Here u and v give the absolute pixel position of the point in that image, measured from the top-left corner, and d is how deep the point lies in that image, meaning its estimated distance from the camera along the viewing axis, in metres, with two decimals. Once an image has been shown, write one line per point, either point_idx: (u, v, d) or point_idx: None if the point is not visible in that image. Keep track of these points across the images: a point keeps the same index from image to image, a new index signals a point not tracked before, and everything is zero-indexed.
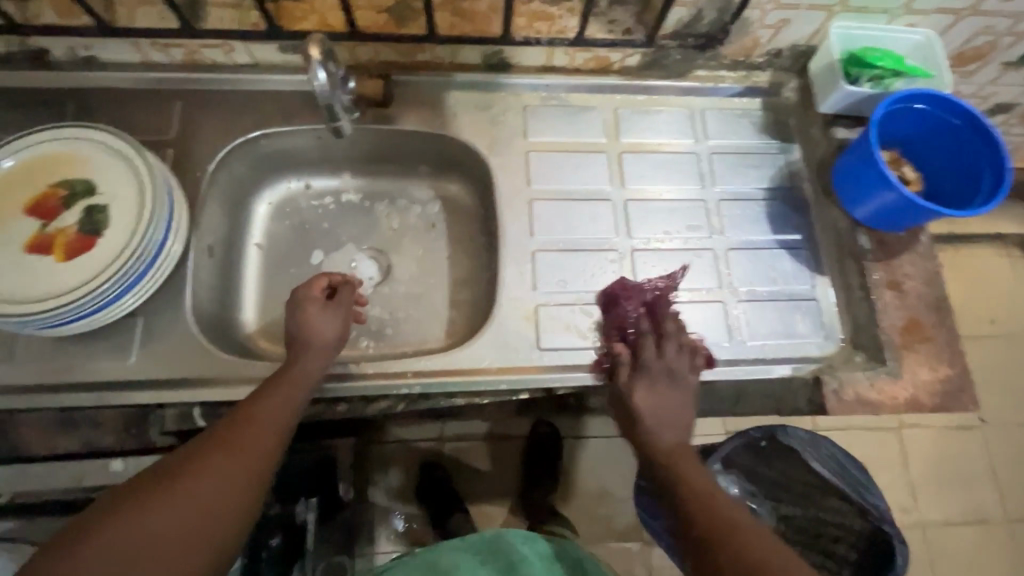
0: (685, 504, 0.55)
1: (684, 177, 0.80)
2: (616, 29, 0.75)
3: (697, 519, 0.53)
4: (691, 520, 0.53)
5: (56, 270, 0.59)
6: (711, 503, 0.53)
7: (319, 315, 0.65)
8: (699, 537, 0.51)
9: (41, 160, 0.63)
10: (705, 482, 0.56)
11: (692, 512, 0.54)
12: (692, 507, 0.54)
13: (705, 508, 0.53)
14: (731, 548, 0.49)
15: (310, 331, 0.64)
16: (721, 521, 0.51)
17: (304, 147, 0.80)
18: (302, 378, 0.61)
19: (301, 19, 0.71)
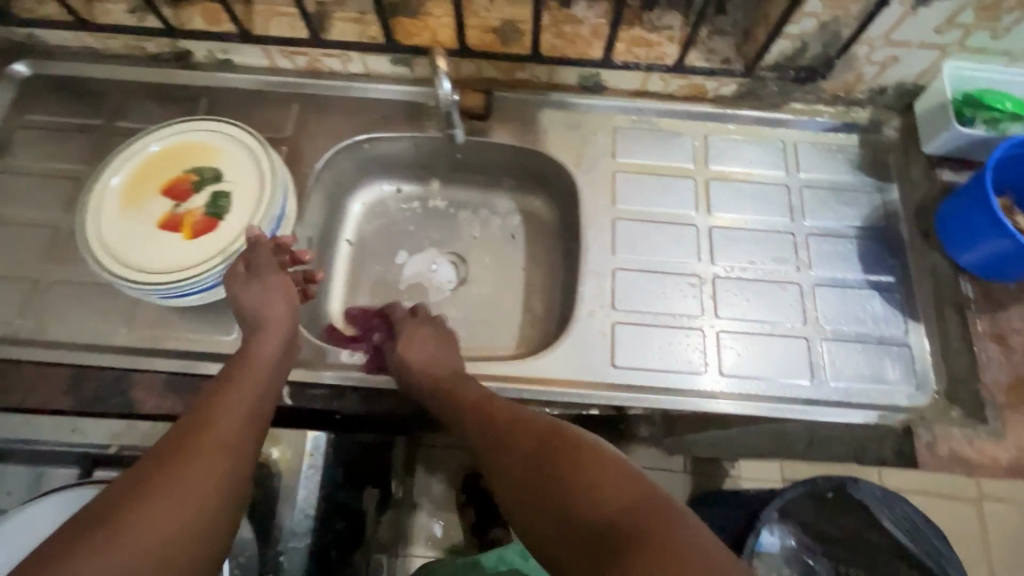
0: (476, 433, 0.58)
1: (773, 208, 0.78)
2: (714, 58, 0.76)
3: (490, 441, 0.57)
4: (486, 443, 0.57)
5: (182, 247, 0.65)
6: (499, 421, 0.58)
7: (256, 289, 0.62)
8: (497, 455, 0.56)
9: (178, 147, 0.70)
10: (477, 397, 0.61)
11: (486, 438, 0.57)
12: (488, 432, 0.58)
13: (497, 424, 0.58)
14: (517, 440, 0.55)
15: (268, 314, 0.61)
16: (506, 429, 0.57)
17: (401, 153, 0.85)
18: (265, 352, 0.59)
19: (415, 34, 0.77)
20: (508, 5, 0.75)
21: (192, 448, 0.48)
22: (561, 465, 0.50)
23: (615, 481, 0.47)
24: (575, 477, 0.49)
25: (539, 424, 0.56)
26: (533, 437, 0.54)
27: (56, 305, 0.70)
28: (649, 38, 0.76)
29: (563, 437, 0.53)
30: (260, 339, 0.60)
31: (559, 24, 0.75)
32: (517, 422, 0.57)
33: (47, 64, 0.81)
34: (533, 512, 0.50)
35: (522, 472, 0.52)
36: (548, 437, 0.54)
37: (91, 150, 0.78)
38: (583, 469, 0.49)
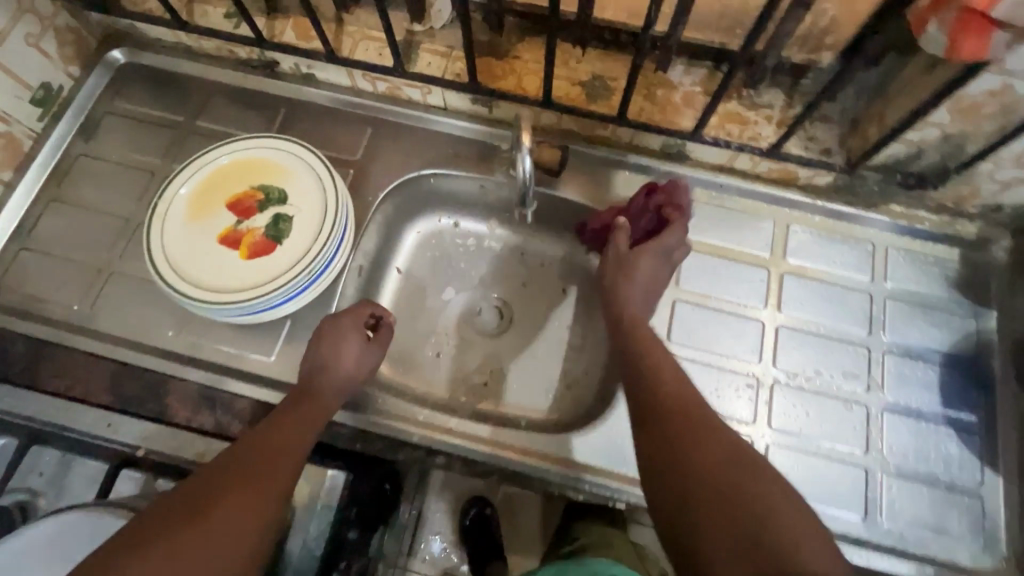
0: (657, 430, 0.55)
1: (850, 316, 0.72)
2: (813, 148, 0.71)
3: (668, 444, 0.53)
4: (660, 450, 0.53)
5: (239, 266, 0.66)
6: (685, 427, 0.53)
7: (356, 351, 0.65)
8: (668, 466, 0.52)
9: (249, 162, 0.70)
10: (662, 397, 0.57)
11: (662, 443, 0.53)
12: (670, 433, 0.54)
13: (682, 429, 0.53)
14: (707, 457, 0.51)
15: (353, 377, 0.65)
16: (690, 437, 0.52)
17: (465, 191, 0.82)
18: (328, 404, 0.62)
19: (500, 77, 0.75)
20: (599, 60, 0.75)
21: (255, 472, 0.53)
22: (751, 494, 0.47)
23: (813, 540, 0.44)
24: (747, 496, 0.47)
25: (734, 449, 0.51)
26: (722, 455, 0.51)
27: (112, 297, 0.72)
28: (744, 115, 0.72)
29: (754, 472, 0.49)
30: (327, 392, 0.63)
31: (651, 88, 0.74)
32: (708, 433, 0.53)
33: (142, 54, 0.83)
34: (709, 540, 0.46)
35: (703, 489, 0.49)
36: (740, 463, 0.50)
37: (169, 145, 0.80)
38: (778, 513, 0.46)
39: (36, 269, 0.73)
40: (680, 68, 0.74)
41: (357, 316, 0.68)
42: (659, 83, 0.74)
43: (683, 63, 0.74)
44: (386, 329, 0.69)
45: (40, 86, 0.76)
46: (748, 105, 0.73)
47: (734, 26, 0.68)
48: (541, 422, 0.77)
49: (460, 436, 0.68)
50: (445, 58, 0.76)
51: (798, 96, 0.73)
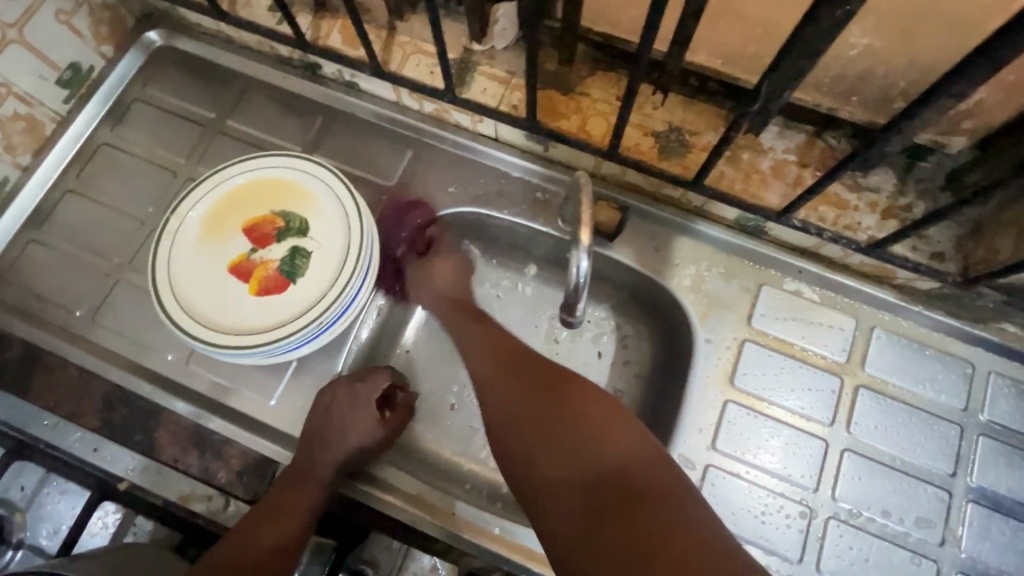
0: (490, 377, 0.59)
1: (932, 450, 0.62)
2: (922, 249, 0.60)
3: (504, 383, 0.57)
4: (494, 387, 0.58)
5: (245, 301, 0.60)
6: (515, 366, 0.58)
7: (365, 428, 0.60)
8: (506, 402, 0.56)
9: (274, 183, 0.64)
10: (492, 337, 0.63)
11: (494, 380, 0.58)
12: (501, 370, 0.59)
13: (511, 367, 0.58)
14: (529, 384, 0.56)
15: (357, 453, 0.60)
16: (516, 373, 0.58)
17: (507, 234, 0.73)
18: (331, 479, 0.58)
19: (563, 116, 0.65)
20: (680, 108, 0.64)
21: (266, 536, 0.54)
22: (568, 407, 0.52)
23: (619, 431, 0.50)
24: (579, 423, 0.51)
25: (551, 370, 0.57)
26: (543, 378, 0.56)
27: (112, 308, 0.67)
28: (842, 199, 0.62)
29: (573, 384, 0.54)
30: (328, 465, 0.58)
31: (736, 150, 0.64)
32: (531, 362, 0.58)
33: (180, 38, 0.77)
34: (539, 456, 0.51)
35: (537, 416, 0.53)
36: (558, 382, 0.55)
37: (195, 145, 0.74)
38: (590, 415, 0.51)
39: (44, 267, 0.69)
40: (774, 130, 0.63)
41: (374, 390, 0.61)
42: (745, 146, 0.64)
43: (780, 126, 0.63)
44: (401, 411, 0.63)
45: (68, 67, 0.71)
46: (851, 186, 0.62)
47: (852, 94, 0.56)
48: None
49: (459, 527, 0.60)
50: (504, 86, 0.67)
51: (913, 183, 0.61)
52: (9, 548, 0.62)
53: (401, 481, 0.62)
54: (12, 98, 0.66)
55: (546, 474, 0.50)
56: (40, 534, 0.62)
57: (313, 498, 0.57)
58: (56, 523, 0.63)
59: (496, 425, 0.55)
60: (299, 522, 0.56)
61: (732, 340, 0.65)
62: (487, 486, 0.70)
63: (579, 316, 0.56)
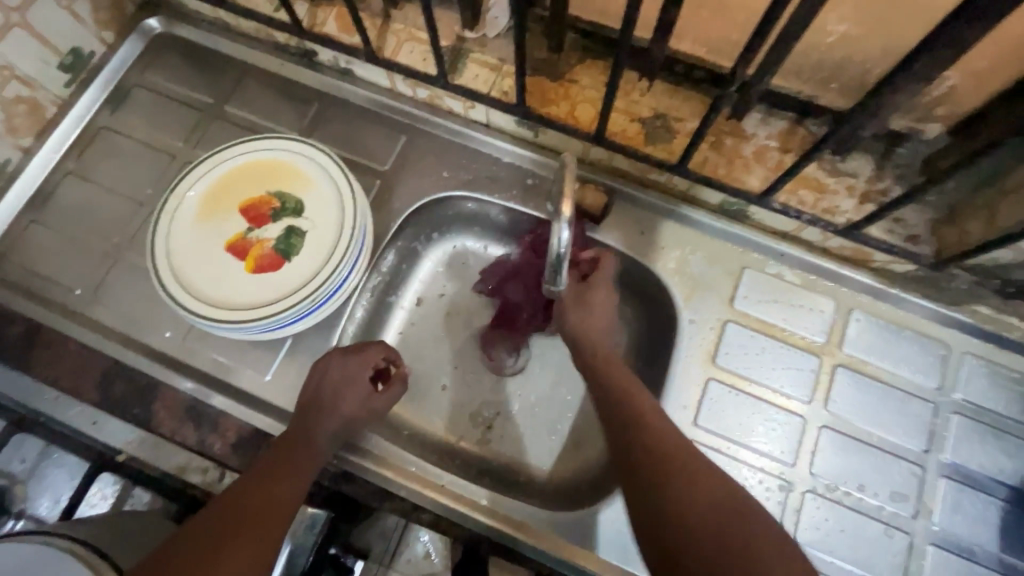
0: (650, 473, 0.50)
1: (907, 427, 0.64)
2: (898, 232, 0.63)
3: (667, 486, 0.49)
4: (652, 491, 0.50)
5: (241, 278, 0.62)
6: (677, 469, 0.50)
7: (358, 395, 0.61)
8: (668, 517, 0.48)
9: (271, 165, 0.66)
10: (656, 440, 0.52)
11: (657, 486, 0.50)
12: (655, 482, 0.50)
13: (675, 474, 0.50)
14: (687, 511, 0.48)
15: (350, 421, 0.61)
16: (672, 487, 0.49)
17: (499, 218, 0.75)
18: (323, 445, 0.59)
19: (552, 101, 0.67)
20: (666, 95, 0.66)
21: (258, 503, 0.53)
22: (733, 550, 0.45)
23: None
24: (753, 573, 0.44)
25: (720, 495, 0.48)
26: (706, 504, 0.48)
27: (111, 286, 0.68)
28: (820, 184, 0.64)
29: (749, 525, 0.47)
30: (320, 428, 0.59)
31: (720, 136, 0.65)
32: (694, 479, 0.49)
33: (179, 26, 0.79)
34: None
35: (704, 549, 0.45)
36: (730, 508, 0.48)
37: (193, 129, 0.76)
38: (758, 568, 0.44)
39: (46, 247, 0.70)
40: (756, 116, 0.65)
41: (368, 359, 0.63)
42: (729, 131, 0.65)
43: (762, 112, 0.65)
44: (396, 383, 0.65)
45: (70, 52, 0.72)
46: (830, 171, 0.64)
47: (830, 81, 0.58)
48: (540, 481, 0.71)
49: (448, 496, 0.62)
50: (495, 73, 0.69)
51: (891, 167, 0.63)
52: (11, 517, 0.64)
53: (393, 454, 0.64)
54: (14, 81, 0.67)
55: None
56: (41, 504, 0.64)
57: (309, 461, 0.58)
58: (57, 494, 0.64)
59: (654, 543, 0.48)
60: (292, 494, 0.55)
61: (714, 320, 0.67)
62: (477, 461, 0.72)
63: (560, 287, 0.59)
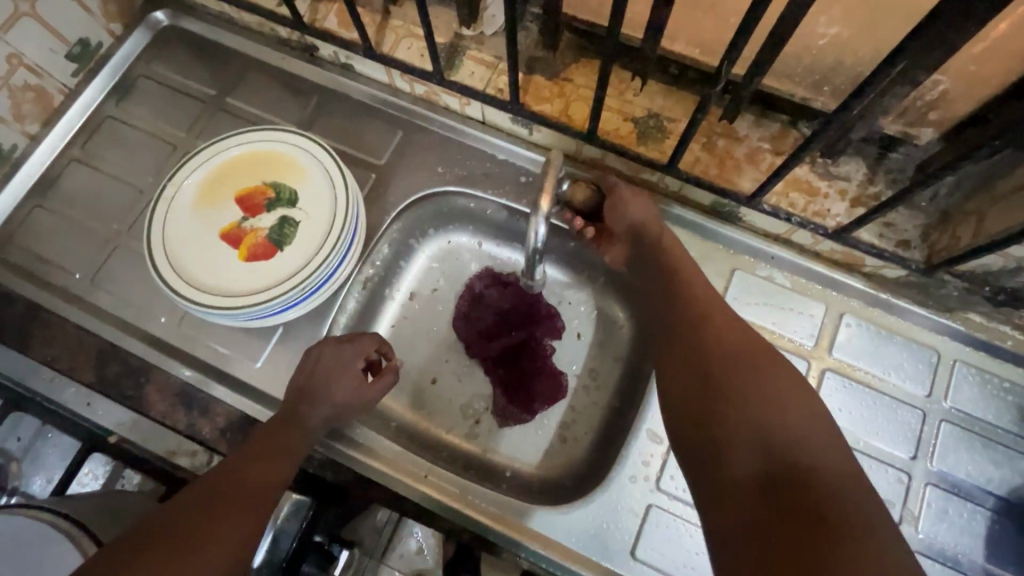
0: (681, 323, 0.58)
1: (894, 433, 0.63)
2: (889, 237, 0.62)
3: (696, 329, 0.57)
4: (683, 333, 0.57)
5: (233, 266, 0.63)
6: (704, 318, 0.58)
7: (349, 385, 0.62)
8: (691, 356, 0.55)
9: (268, 155, 0.67)
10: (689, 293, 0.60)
11: (683, 331, 0.57)
12: (690, 344, 0.56)
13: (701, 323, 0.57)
14: (719, 369, 0.53)
15: (338, 409, 0.62)
16: (704, 350, 0.55)
17: (492, 214, 0.76)
18: (312, 432, 0.60)
19: (545, 99, 0.68)
20: (659, 95, 0.67)
21: (246, 484, 0.54)
22: (761, 390, 0.51)
23: (817, 433, 0.48)
24: (766, 396, 0.50)
25: (752, 353, 0.54)
26: (737, 359, 0.53)
27: (110, 271, 0.70)
28: (812, 187, 0.64)
29: (771, 367, 0.52)
30: (310, 414, 0.60)
31: (712, 137, 0.66)
32: (726, 341, 0.55)
33: (185, 19, 0.80)
34: (728, 439, 0.49)
35: (723, 379, 0.52)
36: (750, 352, 0.54)
37: (195, 120, 0.77)
38: (783, 407, 0.49)
39: (48, 231, 0.72)
40: (749, 119, 0.65)
41: (361, 350, 0.64)
42: (722, 133, 0.66)
43: (755, 114, 0.65)
44: (387, 373, 0.66)
45: (78, 41, 0.74)
46: (822, 173, 0.64)
47: (822, 83, 0.58)
48: (526, 476, 0.71)
49: (430, 487, 0.63)
50: (491, 71, 0.70)
51: (883, 172, 0.63)
52: (4, 494, 0.65)
53: (379, 443, 0.65)
54: (22, 68, 0.69)
55: (731, 465, 0.48)
56: (34, 482, 0.65)
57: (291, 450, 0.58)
58: (50, 473, 0.65)
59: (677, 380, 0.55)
60: (278, 479, 0.56)
61: None
62: (464, 455, 0.72)
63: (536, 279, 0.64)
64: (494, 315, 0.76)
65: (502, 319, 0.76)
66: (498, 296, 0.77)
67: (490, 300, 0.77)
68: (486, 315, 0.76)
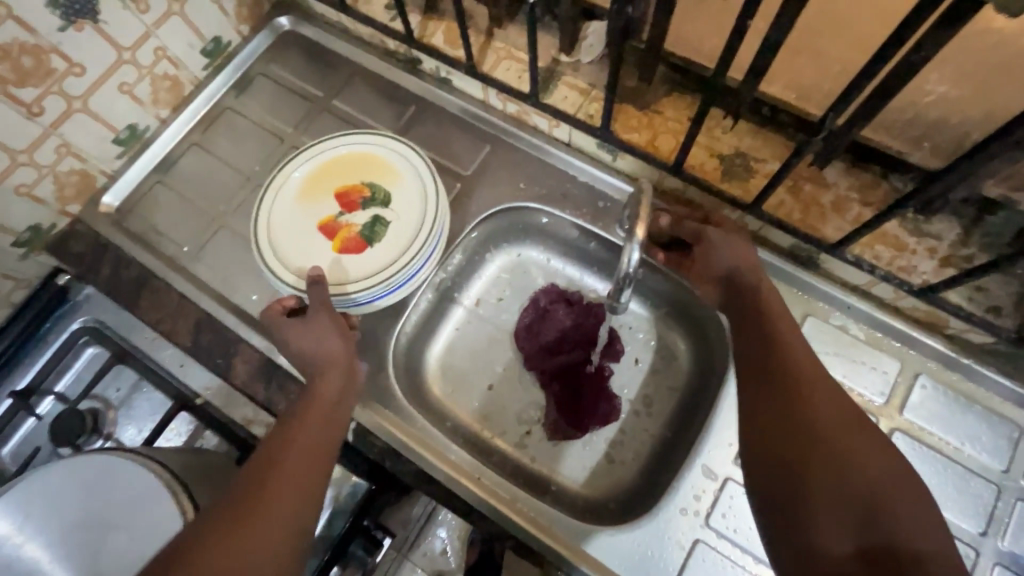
0: (764, 375, 0.56)
1: (964, 505, 0.61)
2: (978, 301, 0.61)
3: (784, 387, 0.54)
4: (768, 387, 0.55)
5: (327, 255, 0.68)
6: (788, 375, 0.55)
7: (301, 333, 0.61)
8: (772, 411, 0.53)
9: (368, 158, 0.72)
10: (774, 343, 0.57)
11: (767, 384, 0.55)
12: (777, 403, 0.54)
13: (784, 380, 0.54)
14: (810, 431, 0.51)
15: (334, 361, 0.60)
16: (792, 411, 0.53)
17: (567, 233, 0.78)
18: (331, 388, 0.59)
19: (634, 129, 0.70)
20: (748, 136, 0.68)
21: (285, 458, 0.53)
22: (852, 456, 0.48)
23: (923, 520, 0.45)
24: (854, 462, 0.48)
25: (846, 423, 0.51)
26: (830, 422, 0.51)
27: (214, 248, 0.77)
28: (901, 242, 0.63)
29: (861, 432, 0.50)
30: (325, 376, 0.59)
31: (799, 183, 0.66)
32: (818, 404, 0.52)
33: (304, 25, 0.87)
34: (816, 507, 0.47)
35: (809, 439, 0.50)
36: (840, 413, 0.52)
37: (302, 118, 0.84)
38: (877, 479, 0.47)
39: (164, 206, 0.80)
40: (838, 168, 0.65)
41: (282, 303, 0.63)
42: (809, 179, 0.66)
43: (845, 163, 0.65)
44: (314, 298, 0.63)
45: (212, 39, 0.82)
46: (911, 230, 0.63)
47: (924, 139, 0.57)
48: (572, 493, 0.73)
49: (482, 490, 0.65)
50: (583, 96, 0.72)
51: (979, 236, 0.61)
52: (99, 437, 0.71)
53: (437, 438, 0.68)
54: (165, 60, 0.77)
55: (818, 533, 0.46)
56: (126, 431, 0.72)
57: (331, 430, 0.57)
58: (141, 424, 0.72)
59: (759, 435, 0.53)
60: (314, 447, 0.55)
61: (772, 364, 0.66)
62: (513, 462, 0.75)
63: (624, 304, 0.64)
64: (558, 330, 0.78)
65: (566, 336, 0.78)
66: (565, 312, 0.79)
67: (556, 315, 0.79)
68: (550, 329, 0.79)
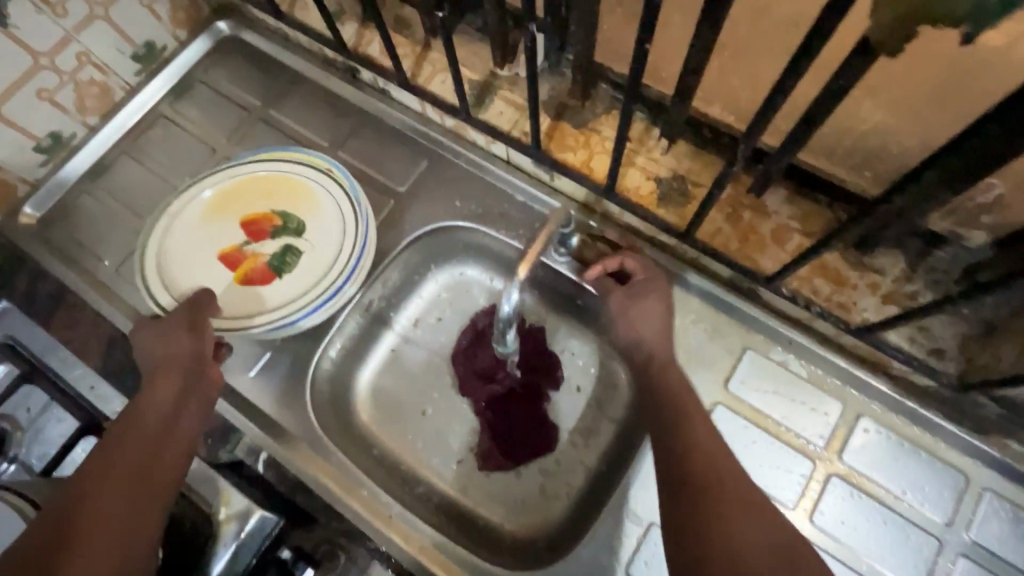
0: (688, 481, 0.51)
1: (901, 559, 0.57)
2: (919, 343, 0.58)
3: (705, 495, 0.50)
4: (690, 494, 0.50)
5: (230, 284, 0.70)
6: (712, 483, 0.51)
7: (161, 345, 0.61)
8: (697, 524, 0.48)
9: (281, 184, 0.73)
10: (696, 441, 0.53)
11: (690, 490, 0.51)
12: (697, 512, 0.49)
13: (705, 487, 0.50)
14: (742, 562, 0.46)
15: (182, 367, 0.60)
16: (718, 523, 0.48)
17: (505, 254, 0.75)
18: (166, 394, 0.58)
19: (570, 148, 0.67)
20: (687, 158, 0.64)
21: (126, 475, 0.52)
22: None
23: None
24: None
25: (767, 534, 0.48)
26: (755, 535, 0.47)
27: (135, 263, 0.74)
28: (843, 275, 0.59)
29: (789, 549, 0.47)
30: (160, 384, 0.59)
31: (738, 209, 0.62)
32: (740, 516, 0.48)
33: (244, 30, 0.84)
34: None
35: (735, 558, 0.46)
36: (766, 526, 0.48)
37: (238, 128, 0.81)
38: None
39: (86, 218, 0.77)
40: (780, 195, 0.62)
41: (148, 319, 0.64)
42: (749, 205, 0.62)
43: (788, 191, 0.61)
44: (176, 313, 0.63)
45: (144, 45, 0.79)
46: (853, 263, 0.59)
47: (865, 168, 0.54)
48: (498, 529, 0.69)
49: (395, 528, 0.62)
50: (519, 113, 0.69)
51: (924, 272, 0.57)
52: (3, 460, 0.66)
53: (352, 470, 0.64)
54: (89, 66, 0.74)
55: None
56: (32, 454, 0.67)
57: (167, 451, 0.55)
58: (46, 448, 0.67)
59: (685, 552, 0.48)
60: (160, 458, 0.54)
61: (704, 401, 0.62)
62: (439, 494, 0.71)
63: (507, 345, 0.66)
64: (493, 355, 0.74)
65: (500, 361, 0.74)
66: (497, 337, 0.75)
67: (488, 340, 0.75)
68: (479, 353, 0.74)
